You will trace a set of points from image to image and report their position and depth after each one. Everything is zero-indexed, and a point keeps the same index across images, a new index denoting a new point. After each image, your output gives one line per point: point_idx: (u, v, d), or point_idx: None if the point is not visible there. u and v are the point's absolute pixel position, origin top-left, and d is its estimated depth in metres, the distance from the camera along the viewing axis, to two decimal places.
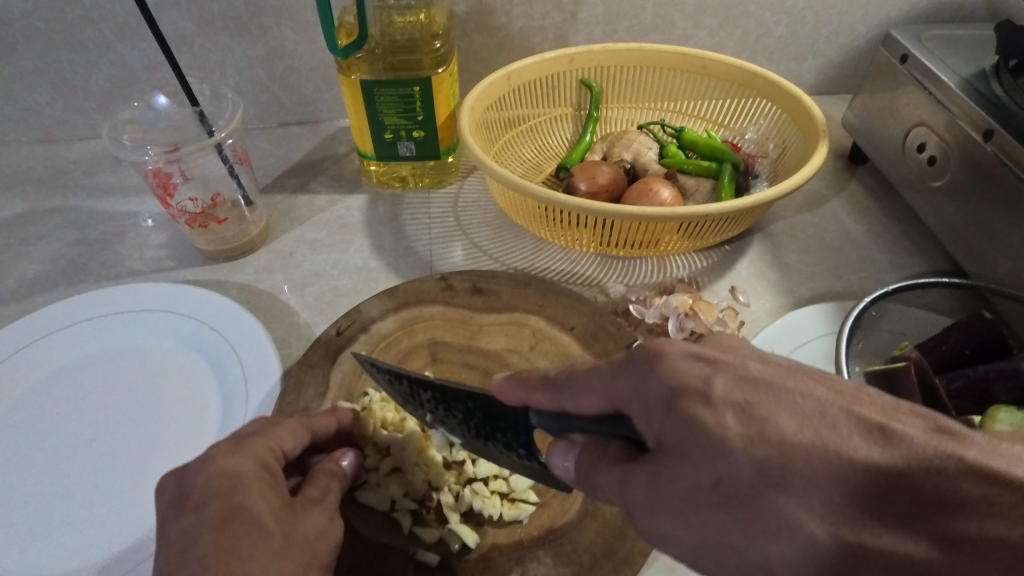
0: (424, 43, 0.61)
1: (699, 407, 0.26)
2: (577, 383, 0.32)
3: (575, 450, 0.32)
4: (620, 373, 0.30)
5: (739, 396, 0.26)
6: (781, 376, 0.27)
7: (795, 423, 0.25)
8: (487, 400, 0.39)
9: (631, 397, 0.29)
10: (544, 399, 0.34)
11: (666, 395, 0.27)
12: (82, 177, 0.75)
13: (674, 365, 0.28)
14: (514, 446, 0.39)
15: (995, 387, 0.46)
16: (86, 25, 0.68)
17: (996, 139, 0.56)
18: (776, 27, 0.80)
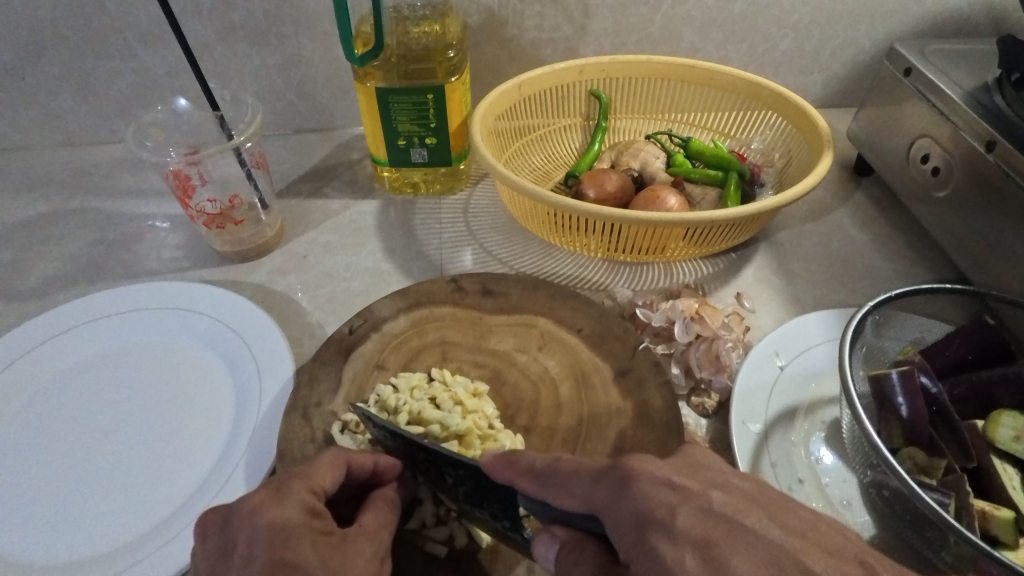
0: (438, 52, 0.63)
1: (663, 543, 0.28)
2: (561, 479, 0.33)
3: (553, 546, 0.34)
4: (598, 483, 0.31)
5: (698, 533, 0.27)
6: (742, 512, 0.28)
7: (751, 567, 0.26)
8: (475, 471, 0.37)
9: (607, 509, 0.31)
10: (530, 487, 0.35)
11: (634, 522, 0.29)
12: (102, 179, 0.77)
13: (644, 492, 0.30)
14: (500, 518, 0.38)
15: (999, 392, 0.47)
16: (111, 33, 0.71)
17: (999, 149, 0.57)
18: (782, 41, 0.81)
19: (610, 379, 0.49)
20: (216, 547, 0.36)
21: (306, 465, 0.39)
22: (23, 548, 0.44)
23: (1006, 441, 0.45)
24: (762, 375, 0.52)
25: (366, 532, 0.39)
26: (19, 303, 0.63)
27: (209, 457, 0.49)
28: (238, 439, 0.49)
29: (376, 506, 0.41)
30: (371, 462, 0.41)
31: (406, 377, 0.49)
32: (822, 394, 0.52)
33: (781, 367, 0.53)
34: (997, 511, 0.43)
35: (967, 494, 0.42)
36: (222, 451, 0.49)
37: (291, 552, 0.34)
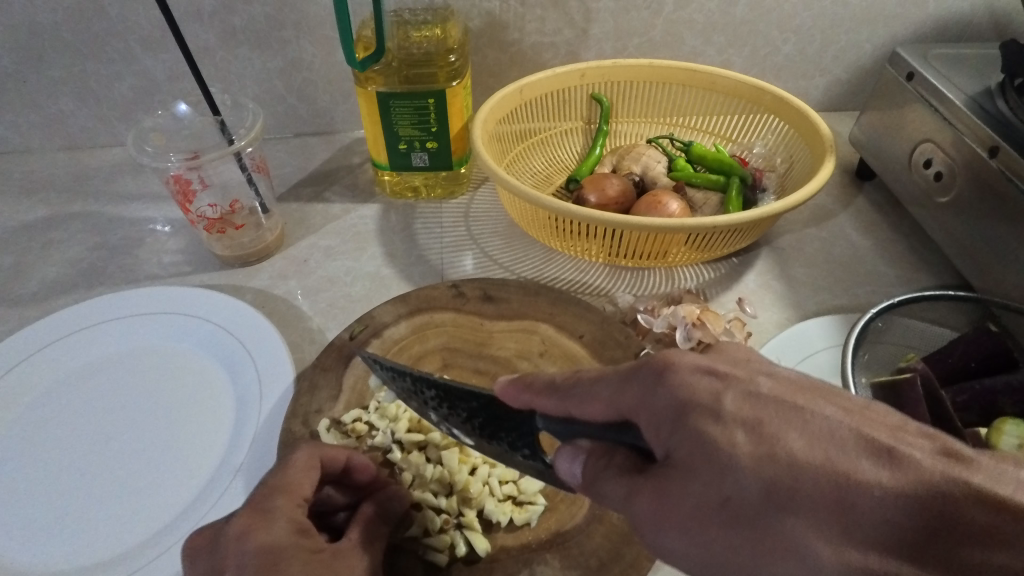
0: (439, 56, 0.63)
1: (709, 424, 0.27)
2: (584, 391, 0.33)
3: (580, 456, 0.33)
4: (629, 382, 0.31)
5: (748, 414, 0.27)
6: (791, 395, 0.28)
7: (805, 443, 0.26)
8: (489, 403, 0.40)
9: (638, 408, 0.30)
10: (550, 404, 0.35)
11: (672, 411, 0.29)
12: (103, 183, 0.77)
13: (683, 378, 0.29)
14: (517, 446, 0.39)
15: (1002, 400, 0.47)
16: (113, 37, 0.71)
17: (1001, 155, 0.57)
18: (784, 45, 0.81)
19: None
20: (206, 565, 0.35)
21: (280, 476, 0.39)
22: (24, 557, 0.44)
23: (1010, 449, 0.45)
24: None
25: (355, 547, 0.39)
26: (19, 307, 0.63)
27: (209, 464, 0.49)
28: (238, 446, 0.49)
29: (365, 518, 0.41)
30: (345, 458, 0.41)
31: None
32: None
33: None
34: None
35: None
36: (222, 457, 0.49)
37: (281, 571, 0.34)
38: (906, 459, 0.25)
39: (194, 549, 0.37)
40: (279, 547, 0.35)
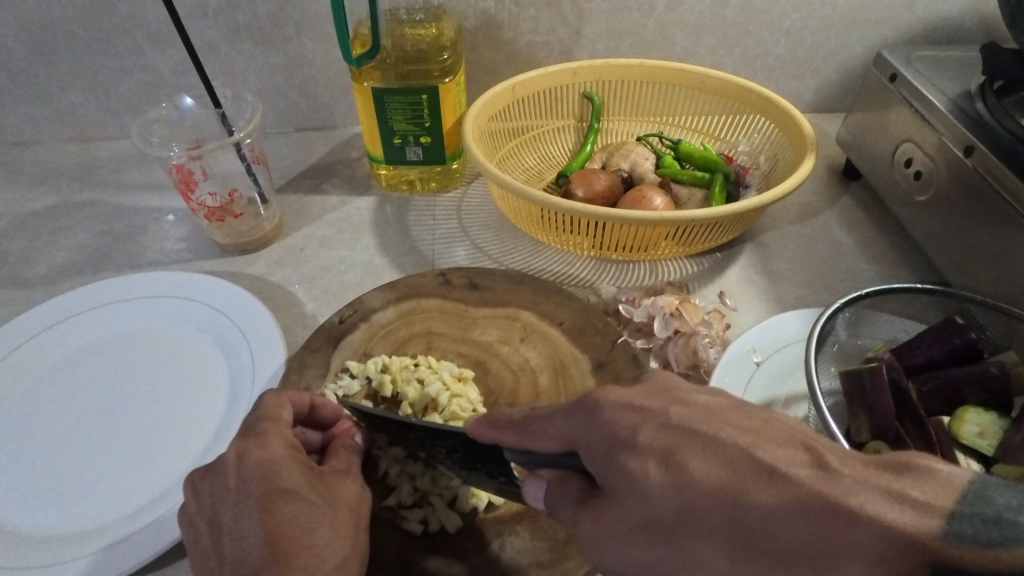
0: (432, 54, 0.65)
1: (629, 458, 0.30)
2: (538, 427, 0.36)
3: (543, 485, 0.36)
4: (571, 418, 0.34)
5: (661, 445, 0.29)
6: (700, 420, 0.30)
7: (705, 469, 0.27)
8: (464, 439, 0.41)
9: (580, 441, 0.33)
10: (511, 440, 0.37)
11: (604, 447, 0.31)
12: (111, 173, 0.80)
13: (609, 417, 0.32)
14: (494, 474, 0.40)
15: (965, 390, 0.48)
16: (122, 32, 0.73)
17: (976, 154, 0.59)
18: (774, 46, 0.83)
19: (588, 370, 0.51)
20: (211, 492, 0.39)
21: (259, 413, 0.43)
22: (28, 521, 0.47)
23: (972, 437, 0.46)
24: (738, 369, 0.54)
25: (339, 472, 0.42)
26: (28, 290, 0.66)
27: (204, 438, 0.51)
28: (232, 421, 0.51)
29: (340, 454, 0.44)
30: (309, 403, 0.45)
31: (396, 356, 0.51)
32: (797, 390, 0.54)
33: (757, 363, 0.55)
34: None
35: None
36: (214, 434, 0.51)
37: (283, 479, 0.38)
38: (790, 480, 0.25)
39: (195, 484, 0.40)
40: (280, 465, 0.39)
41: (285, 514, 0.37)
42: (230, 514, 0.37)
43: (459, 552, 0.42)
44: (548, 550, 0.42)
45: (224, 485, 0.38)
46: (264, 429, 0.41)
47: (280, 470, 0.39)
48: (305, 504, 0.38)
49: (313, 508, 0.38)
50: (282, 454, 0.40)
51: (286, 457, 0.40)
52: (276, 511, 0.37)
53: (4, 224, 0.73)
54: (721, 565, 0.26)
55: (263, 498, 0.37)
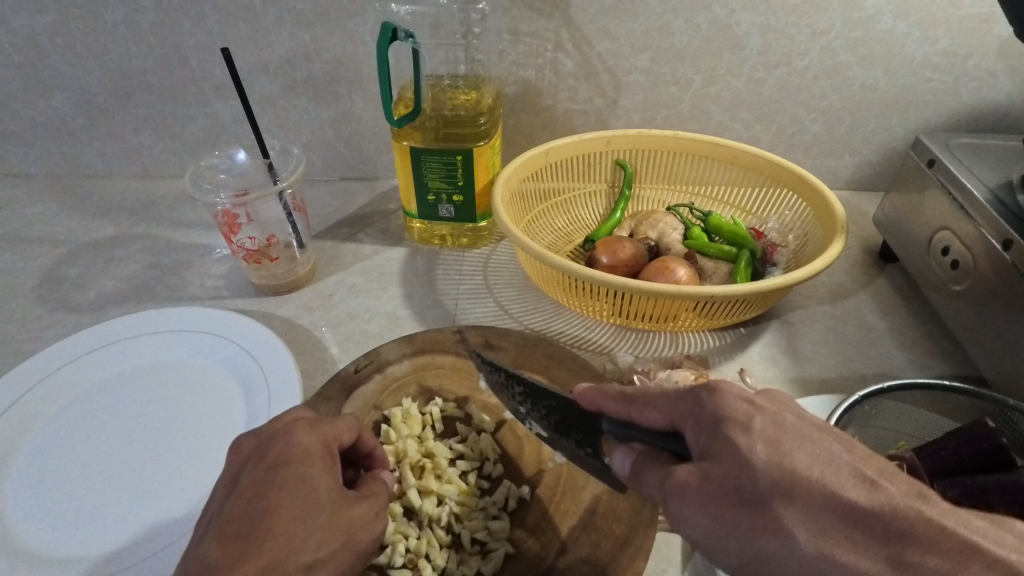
0: (469, 120, 0.68)
1: (739, 434, 0.32)
2: (647, 399, 0.38)
3: (631, 455, 0.37)
4: (683, 398, 0.35)
5: (772, 433, 0.32)
6: (810, 429, 0.32)
7: (813, 465, 0.30)
8: (567, 402, 0.45)
9: (688, 417, 0.35)
10: (617, 407, 0.40)
11: (714, 423, 0.33)
12: (166, 210, 0.85)
13: (727, 402, 0.34)
14: (582, 444, 0.43)
15: (994, 501, 0.44)
16: (191, 84, 0.80)
17: (1014, 248, 0.57)
18: (812, 124, 0.83)
19: None
20: (249, 452, 0.42)
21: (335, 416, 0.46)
22: (41, 541, 0.49)
23: None
24: None
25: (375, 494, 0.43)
26: (76, 315, 0.70)
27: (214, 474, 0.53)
28: None
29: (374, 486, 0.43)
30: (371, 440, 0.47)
31: (412, 405, 0.53)
32: None
33: None
34: None
35: None
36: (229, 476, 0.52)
37: (307, 471, 0.41)
38: (886, 489, 0.29)
39: (240, 442, 0.43)
40: (314, 459, 0.42)
41: (285, 505, 0.38)
42: (248, 478, 0.40)
43: None
44: None
45: (262, 455, 0.42)
46: (322, 421, 0.44)
47: (308, 466, 0.41)
48: (304, 511, 0.39)
49: (308, 513, 0.39)
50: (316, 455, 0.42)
51: (319, 454, 0.42)
52: (282, 501, 0.39)
53: (65, 251, 0.79)
54: (807, 538, 0.28)
55: (285, 480, 0.40)
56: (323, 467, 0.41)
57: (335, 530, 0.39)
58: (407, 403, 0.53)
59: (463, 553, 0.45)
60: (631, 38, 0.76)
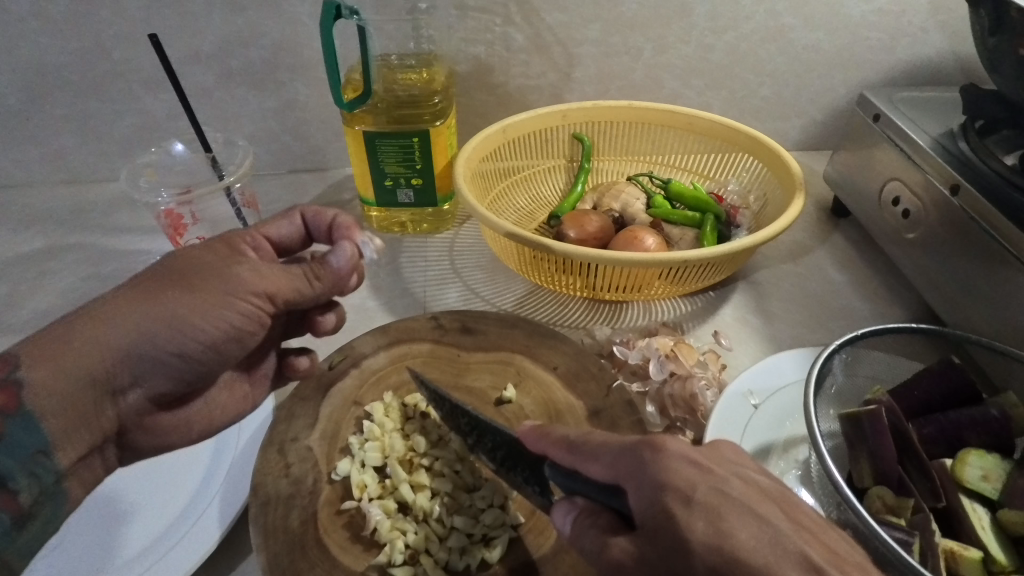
0: (424, 99, 0.66)
1: (680, 508, 0.30)
2: (589, 450, 0.37)
3: (572, 513, 0.35)
4: (624, 453, 0.34)
5: (712, 504, 0.30)
6: (755, 500, 0.31)
7: (753, 541, 0.29)
8: (507, 441, 0.42)
9: (631, 476, 0.33)
10: (561, 455, 0.38)
11: (655, 487, 0.31)
12: (100, 216, 0.79)
13: (670, 466, 0.32)
14: (529, 483, 0.41)
15: (967, 434, 0.48)
16: (116, 78, 0.74)
17: (963, 194, 0.59)
18: (760, 87, 0.85)
19: (583, 417, 0.51)
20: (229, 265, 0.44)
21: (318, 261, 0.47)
22: None
23: (975, 481, 0.45)
24: (736, 413, 0.53)
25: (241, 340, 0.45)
26: (11, 336, 0.64)
27: None
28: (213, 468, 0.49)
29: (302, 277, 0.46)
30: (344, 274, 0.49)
31: (395, 397, 0.51)
32: (795, 434, 0.53)
33: (755, 406, 0.54)
34: (964, 550, 0.42)
35: (933, 534, 0.42)
36: (202, 477, 0.47)
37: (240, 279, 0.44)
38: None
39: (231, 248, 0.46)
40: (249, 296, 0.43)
41: (190, 305, 0.41)
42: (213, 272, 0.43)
43: None
44: None
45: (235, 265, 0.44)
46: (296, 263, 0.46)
47: (224, 291, 0.42)
48: (180, 324, 0.41)
49: (175, 330, 0.41)
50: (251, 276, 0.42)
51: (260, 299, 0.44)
52: (180, 309, 0.41)
53: None
54: None
55: (209, 292, 0.42)
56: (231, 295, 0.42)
57: (166, 357, 0.41)
58: (388, 398, 0.51)
59: (466, 543, 0.43)
60: (581, 9, 0.75)
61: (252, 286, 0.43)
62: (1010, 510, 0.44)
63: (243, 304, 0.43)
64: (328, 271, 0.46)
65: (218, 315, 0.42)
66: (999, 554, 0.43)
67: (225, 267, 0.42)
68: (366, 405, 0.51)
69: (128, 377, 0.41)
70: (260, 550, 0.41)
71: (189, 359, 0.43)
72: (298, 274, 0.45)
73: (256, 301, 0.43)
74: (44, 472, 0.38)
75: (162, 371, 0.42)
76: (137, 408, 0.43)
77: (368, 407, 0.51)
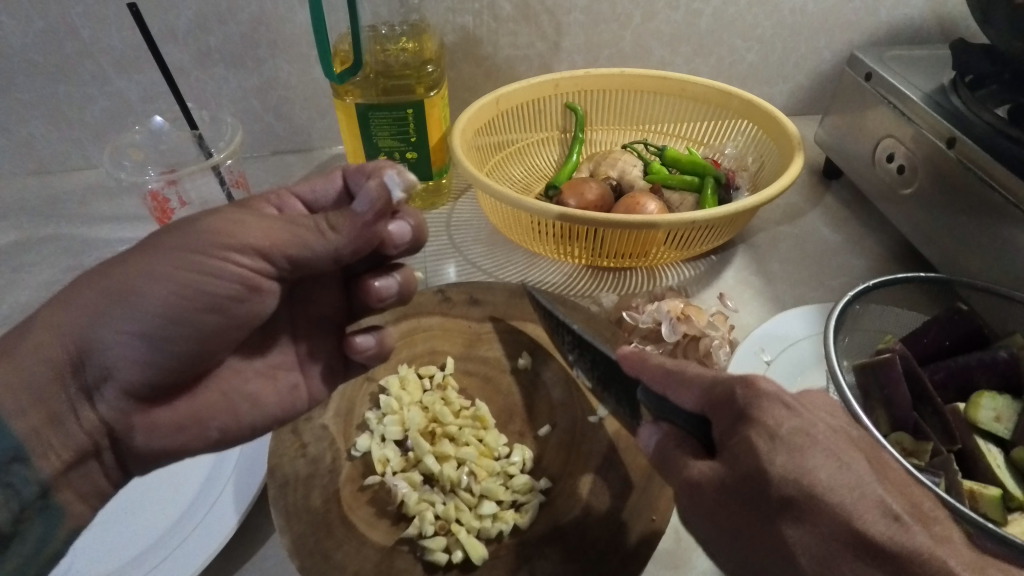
0: (415, 68, 0.64)
1: (763, 442, 0.30)
2: (682, 379, 0.36)
3: (658, 433, 0.36)
4: (717, 386, 0.34)
5: (796, 443, 0.30)
6: (843, 446, 0.31)
7: (831, 481, 0.29)
8: (609, 358, 0.42)
9: (723, 406, 0.33)
10: (656, 375, 0.37)
11: (742, 419, 0.32)
12: (76, 206, 0.75)
13: (763, 404, 0.32)
14: (622, 403, 0.42)
15: (977, 376, 0.48)
16: (86, 58, 0.70)
17: (958, 145, 0.60)
18: (748, 53, 0.84)
19: None
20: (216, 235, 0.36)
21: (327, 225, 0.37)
22: None
23: (988, 421, 0.46)
24: (750, 370, 0.53)
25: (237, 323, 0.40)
26: None
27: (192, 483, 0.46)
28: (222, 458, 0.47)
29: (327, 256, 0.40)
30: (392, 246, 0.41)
31: (409, 369, 0.51)
32: (808, 388, 0.53)
33: (767, 362, 0.54)
34: (983, 489, 0.43)
35: (954, 474, 0.42)
36: (212, 462, 0.45)
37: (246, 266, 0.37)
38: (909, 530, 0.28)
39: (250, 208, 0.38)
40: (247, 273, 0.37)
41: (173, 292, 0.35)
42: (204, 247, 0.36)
43: None
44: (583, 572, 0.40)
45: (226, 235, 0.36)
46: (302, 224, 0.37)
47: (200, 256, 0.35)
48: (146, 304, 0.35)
49: (140, 309, 0.35)
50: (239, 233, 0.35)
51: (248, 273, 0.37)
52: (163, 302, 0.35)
53: None
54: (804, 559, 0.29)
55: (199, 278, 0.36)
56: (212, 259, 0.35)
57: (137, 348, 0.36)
58: (405, 369, 0.51)
59: (496, 509, 0.44)
60: None
61: (235, 240, 0.35)
62: (1022, 447, 0.45)
63: (223, 266, 0.35)
64: (345, 216, 0.36)
65: (195, 279, 0.35)
66: (1016, 491, 0.44)
67: (200, 225, 0.35)
68: (380, 382, 0.51)
69: (99, 368, 0.36)
70: (284, 532, 0.39)
71: (171, 341, 0.37)
72: (303, 225, 0.36)
73: (243, 260, 0.36)
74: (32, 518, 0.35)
75: (139, 358, 0.36)
76: (126, 404, 0.38)
77: (382, 383, 0.51)
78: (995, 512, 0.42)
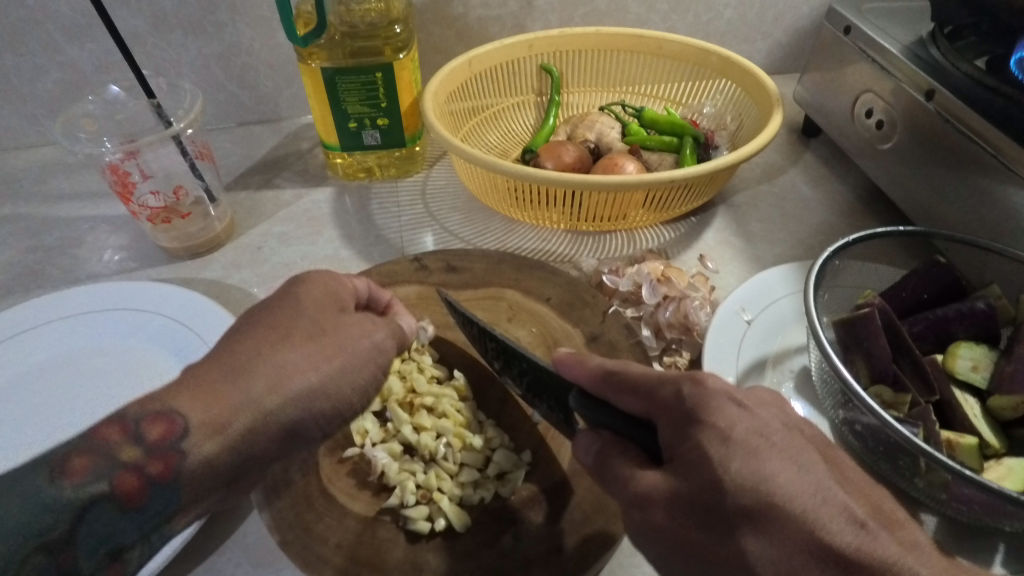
0: (383, 28, 0.61)
1: (713, 446, 0.29)
2: (621, 384, 0.35)
3: (598, 444, 0.34)
4: (666, 382, 0.33)
5: (749, 443, 0.29)
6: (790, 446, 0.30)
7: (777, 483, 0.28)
8: (536, 367, 0.39)
9: (666, 410, 0.32)
10: (591, 384, 0.36)
11: (688, 422, 0.31)
12: (33, 184, 0.72)
13: (715, 403, 0.31)
14: (554, 411, 0.40)
15: (954, 327, 0.49)
16: (33, 26, 0.66)
17: (937, 97, 0.59)
18: (725, 9, 0.82)
19: (582, 345, 0.50)
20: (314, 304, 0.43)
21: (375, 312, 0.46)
22: None
23: (965, 371, 0.47)
24: (731, 330, 0.53)
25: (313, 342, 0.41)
26: None
27: None
28: None
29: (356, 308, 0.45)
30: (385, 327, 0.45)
31: None
32: (789, 344, 0.53)
33: (748, 322, 0.54)
34: (961, 438, 0.43)
35: (932, 424, 0.43)
36: None
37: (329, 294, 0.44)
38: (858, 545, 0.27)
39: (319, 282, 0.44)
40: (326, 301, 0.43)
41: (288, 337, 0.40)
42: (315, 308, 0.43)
43: (471, 547, 0.40)
44: (567, 534, 0.40)
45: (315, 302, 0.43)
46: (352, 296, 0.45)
47: (328, 340, 0.40)
48: (284, 374, 0.38)
49: (282, 374, 0.38)
50: (356, 332, 0.42)
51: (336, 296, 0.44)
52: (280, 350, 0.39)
53: None
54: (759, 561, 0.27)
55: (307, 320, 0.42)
56: (341, 343, 0.41)
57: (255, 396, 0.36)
58: None
59: (478, 477, 0.44)
60: None
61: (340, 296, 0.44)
62: (998, 396, 0.45)
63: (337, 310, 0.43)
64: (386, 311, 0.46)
65: (314, 348, 0.40)
66: (991, 438, 0.44)
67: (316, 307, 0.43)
68: None
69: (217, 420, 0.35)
70: (263, 507, 0.39)
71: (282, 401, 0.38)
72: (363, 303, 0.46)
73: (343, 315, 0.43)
74: (155, 536, 0.33)
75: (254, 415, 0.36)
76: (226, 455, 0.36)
77: None
78: (973, 460, 0.43)
